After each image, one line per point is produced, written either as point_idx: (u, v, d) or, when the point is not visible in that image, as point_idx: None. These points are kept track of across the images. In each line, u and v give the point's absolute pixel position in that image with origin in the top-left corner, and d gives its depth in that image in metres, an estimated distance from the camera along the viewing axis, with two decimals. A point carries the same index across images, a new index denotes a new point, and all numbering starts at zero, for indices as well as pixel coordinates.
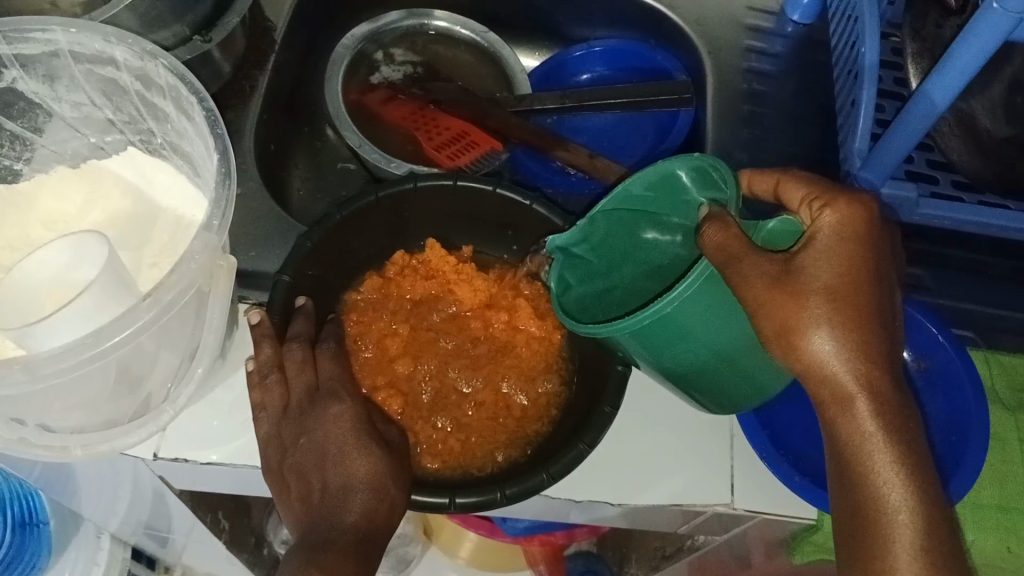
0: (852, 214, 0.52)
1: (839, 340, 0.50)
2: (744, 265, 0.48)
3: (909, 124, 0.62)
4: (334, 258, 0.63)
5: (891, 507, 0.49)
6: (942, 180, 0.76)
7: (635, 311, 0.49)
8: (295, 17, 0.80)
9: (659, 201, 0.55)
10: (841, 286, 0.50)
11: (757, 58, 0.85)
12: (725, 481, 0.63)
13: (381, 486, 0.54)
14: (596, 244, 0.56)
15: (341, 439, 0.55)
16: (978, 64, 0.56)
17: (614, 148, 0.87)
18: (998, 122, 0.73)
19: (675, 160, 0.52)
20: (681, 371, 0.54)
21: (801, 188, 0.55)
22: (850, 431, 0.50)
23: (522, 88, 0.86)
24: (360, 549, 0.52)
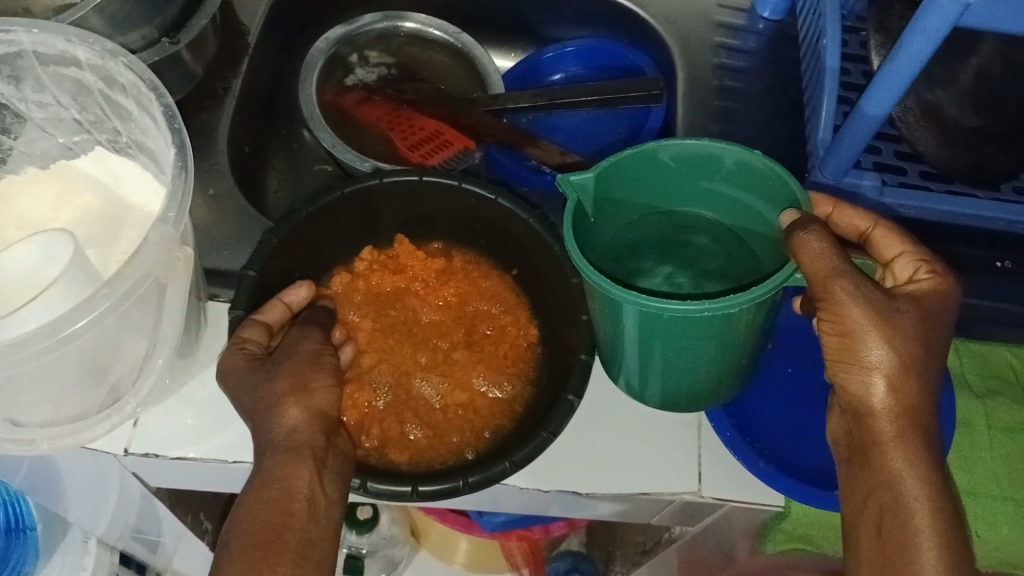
0: (948, 291, 0.56)
1: (906, 380, 0.52)
2: (845, 286, 0.50)
3: (866, 117, 0.63)
4: (303, 253, 0.63)
5: (921, 536, 0.51)
6: (911, 171, 0.77)
7: (698, 301, 0.48)
8: (269, 20, 0.82)
9: (683, 174, 0.57)
10: (927, 336, 0.53)
11: (728, 54, 0.86)
12: (694, 468, 0.63)
13: (284, 394, 0.53)
14: (604, 202, 0.57)
15: (237, 384, 0.55)
16: (928, 53, 0.56)
17: (589, 146, 0.87)
18: (965, 113, 0.72)
19: (722, 144, 0.53)
20: (673, 363, 0.56)
21: (903, 244, 0.59)
22: (885, 465, 0.53)
23: (496, 87, 0.86)
24: (299, 459, 0.52)
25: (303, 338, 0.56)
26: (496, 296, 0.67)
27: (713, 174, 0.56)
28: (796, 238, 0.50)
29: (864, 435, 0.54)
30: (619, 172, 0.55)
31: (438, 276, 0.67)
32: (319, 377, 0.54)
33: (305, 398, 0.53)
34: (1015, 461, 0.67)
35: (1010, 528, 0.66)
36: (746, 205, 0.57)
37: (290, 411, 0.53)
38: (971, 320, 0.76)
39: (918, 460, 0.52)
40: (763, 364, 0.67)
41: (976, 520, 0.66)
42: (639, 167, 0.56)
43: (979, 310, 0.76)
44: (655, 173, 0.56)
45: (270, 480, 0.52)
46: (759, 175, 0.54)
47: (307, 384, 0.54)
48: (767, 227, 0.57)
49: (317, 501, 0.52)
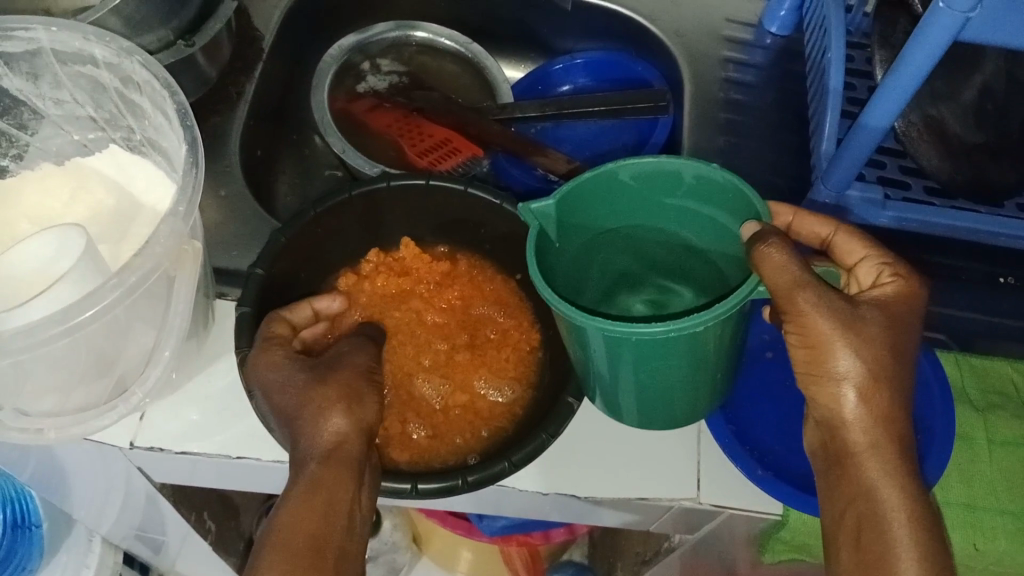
0: (914, 293, 0.57)
1: (876, 391, 0.52)
2: (807, 298, 0.50)
3: (866, 132, 0.63)
4: (308, 253, 0.64)
5: (901, 549, 0.52)
6: (915, 186, 0.77)
7: (658, 323, 0.48)
8: (283, 26, 0.83)
9: (642, 194, 0.57)
10: (897, 343, 0.53)
11: (736, 68, 0.87)
12: (692, 475, 0.64)
13: (338, 399, 0.54)
14: (567, 226, 0.56)
15: (276, 385, 0.55)
16: (931, 65, 0.57)
17: (595, 156, 0.89)
18: (969, 128, 0.75)
19: (682, 161, 0.53)
20: (650, 382, 0.55)
21: (865, 247, 0.60)
22: (861, 475, 0.53)
23: (504, 97, 0.88)
24: (338, 472, 0.52)
25: (348, 357, 0.57)
26: (500, 300, 0.68)
27: (672, 191, 0.56)
28: (760, 252, 0.49)
29: (837, 445, 0.54)
30: (579, 196, 0.55)
31: (443, 279, 0.68)
32: (365, 394, 0.55)
33: (352, 410, 0.54)
34: (1014, 474, 0.68)
35: (1008, 542, 0.66)
36: (708, 219, 0.57)
37: (336, 419, 0.53)
38: (972, 334, 0.77)
39: (893, 466, 0.53)
40: (763, 372, 0.67)
41: (974, 532, 0.66)
42: (598, 190, 0.55)
43: (981, 325, 0.77)
44: (612, 194, 0.56)
45: (313, 488, 0.51)
46: (718, 188, 0.54)
47: (360, 396, 0.55)
48: (733, 241, 0.57)
49: (355, 515, 0.52)
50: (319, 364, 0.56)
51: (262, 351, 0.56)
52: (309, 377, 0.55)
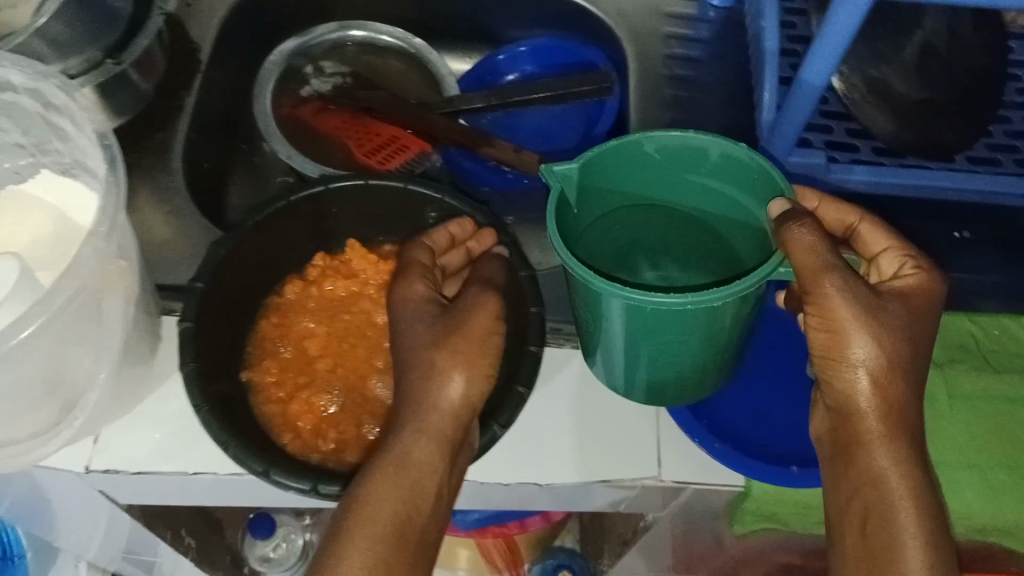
0: (934, 288, 0.57)
1: (889, 379, 0.53)
2: (836, 282, 0.51)
3: (804, 90, 0.63)
4: (254, 263, 0.63)
5: (909, 539, 0.51)
6: (863, 148, 0.77)
7: (675, 293, 0.49)
8: (221, 38, 0.83)
9: (669, 168, 0.57)
10: (916, 336, 0.54)
11: (681, 44, 0.88)
12: (652, 453, 0.64)
13: (467, 362, 0.55)
14: (589, 193, 0.57)
15: (410, 315, 0.58)
16: (853, 26, 0.57)
17: (547, 144, 0.89)
18: (913, 86, 0.75)
19: (711, 137, 0.54)
20: (664, 357, 0.56)
21: (888, 238, 0.60)
22: (870, 463, 0.53)
23: (450, 90, 0.87)
24: (438, 450, 0.53)
25: (479, 305, 0.56)
26: None
27: (697, 167, 0.56)
28: (787, 231, 0.50)
29: (848, 431, 0.54)
30: (602, 162, 0.55)
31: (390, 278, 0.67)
32: (487, 357, 0.55)
33: (472, 373, 0.55)
34: (976, 428, 0.68)
35: (972, 494, 0.67)
36: (731, 199, 0.57)
37: (451, 384, 0.54)
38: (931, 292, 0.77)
39: (902, 456, 0.53)
40: None
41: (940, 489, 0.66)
42: (623, 159, 0.56)
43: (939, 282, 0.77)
44: (637, 164, 0.56)
45: (406, 460, 0.53)
46: (743, 169, 0.55)
47: (473, 359, 0.55)
48: (750, 220, 0.58)
49: (439, 497, 0.54)
50: (449, 312, 0.57)
51: (404, 280, 0.59)
52: (440, 329, 0.56)
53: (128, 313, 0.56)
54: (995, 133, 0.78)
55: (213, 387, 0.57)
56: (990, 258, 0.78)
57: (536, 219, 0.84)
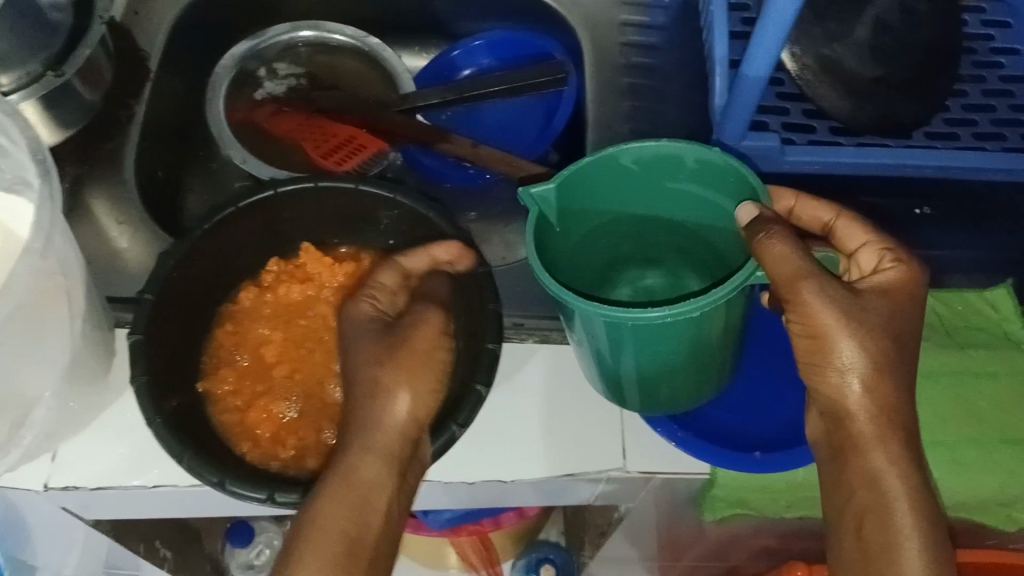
0: (914, 279, 0.57)
1: (878, 381, 0.54)
2: (811, 287, 0.52)
3: (749, 76, 0.63)
4: (207, 272, 0.63)
5: (904, 536, 0.54)
6: (820, 129, 0.75)
7: (655, 308, 0.49)
8: (170, 44, 0.82)
9: (647, 179, 0.58)
10: (899, 334, 0.55)
11: (637, 32, 0.87)
12: (617, 444, 0.64)
13: (413, 375, 0.54)
14: (570, 210, 0.58)
15: (356, 330, 0.57)
16: (792, 13, 0.57)
17: (507, 138, 0.88)
18: (866, 64, 0.75)
19: (683, 144, 0.54)
20: (652, 373, 0.56)
21: (867, 233, 0.60)
22: (865, 465, 0.55)
23: (406, 87, 0.86)
24: (391, 465, 0.54)
25: (426, 320, 0.56)
26: None
27: (674, 175, 0.57)
28: (760, 242, 0.51)
29: (841, 434, 0.56)
30: (579, 180, 0.56)
31: (347, 279, 0.66)
32: (433, 371, 0.55)
33: (415, 390, 0.54)
34: (940, 405, 0.68)
35: (939, 470, 0.67)
36: (709, 202, 0.58)
37: (396, 398, 0.54)
38: None
39: (894, 454, 0.54)
40: None
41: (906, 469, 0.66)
42: (600, 174, 0.57)
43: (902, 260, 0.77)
44: (615, 177, 0.57)
45: (352, 478, 0.53)
46: (720, 173, 0.55)
47: (416, 370, 0.54)
48: (731, 222, 0.58)
49: (391, 512, 0.54)
50: (395, 327, 0.56)
51: (353, 299, 0.58)
52: (385, 347, 0.55)
53: (72, 327, 0.55)
54: (951, 107, 0.78)
55: (168, 402, 0.57)
56: (952, 233, 0.78)
57: (498, 214, 0.84)
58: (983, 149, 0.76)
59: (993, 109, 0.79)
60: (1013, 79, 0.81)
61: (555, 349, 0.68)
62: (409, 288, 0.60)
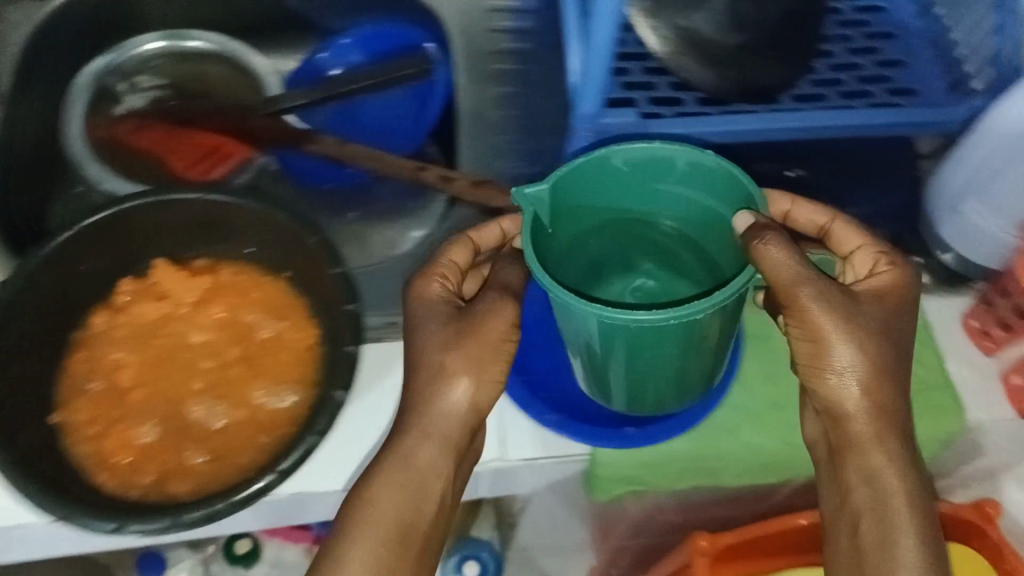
0: (907, 282, 0.58)
1: (874, 380, 0.54)
2: (807, 291, 0.52)
3: (596, 54, 0.62)
4: (50, 300, 0.60)
5: (908, 538, 0.53)
6: (686, 100, 0.75)
7: (658, 310, 0.48)
8: (19, 69, 0.80)
9: (634, 182, 0.57)
10: (895, 332, 0.56)
11: (511, 16, 0.87)
12: (494, 435, 0.63)
13: (478, 362, 0.55)
14: (561, 214, 0.56)
15: (425, 310, 0.58)
16: None
17: (386, 136, 0.84)
18: (727, 31, 0.72)
19: (676, 146, 0.54)
20: (647, 372, 0.56)
21: (858, 237, 0.61)
22: (864, 463, 0.55)
23: (271, 89, 0.84)
24: (453, 452, 0.56)
25: (498, 310, 0.56)
26: (269, 302, 0.63)
27: (663, 176, 0.57)
28: (758, 249, 0.51)
29: (839, 435, 0.56)
30: (570, 181, 0.55)
31: (205, 293, 0.64)
32: (497, 361, 0.56)
33: (479, 377, 0.56)
34: None
35: None
36: (698, 205, 0.58)
37: (459, 387, 0.55)
38: None
39: (890, 456, 0.54)
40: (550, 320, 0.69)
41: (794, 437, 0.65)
42: (590, 175, 0.56)
43: None
44: (604, 180, 0.57)
45: (408, 464, 0.55)
46: (712, 176, 0.56)
47: (482, 361, 0.56)
48: (721, 225, 0.58)
49: (447, 499, 0.56)
50: (467, 311, 0.57)
51: (423, 278, 0.60)
52: (453, 330, 0.56)
53: None
54: (819, 68, 0.78)
55: (18, 438, 0.55)
56: (827, 193, 0.78)
57: (379, 212, 0.80)
58: (850, 107, 0.76)
59: (859, 67, 0.79)
60: (878, 36, 0.81)
61: None
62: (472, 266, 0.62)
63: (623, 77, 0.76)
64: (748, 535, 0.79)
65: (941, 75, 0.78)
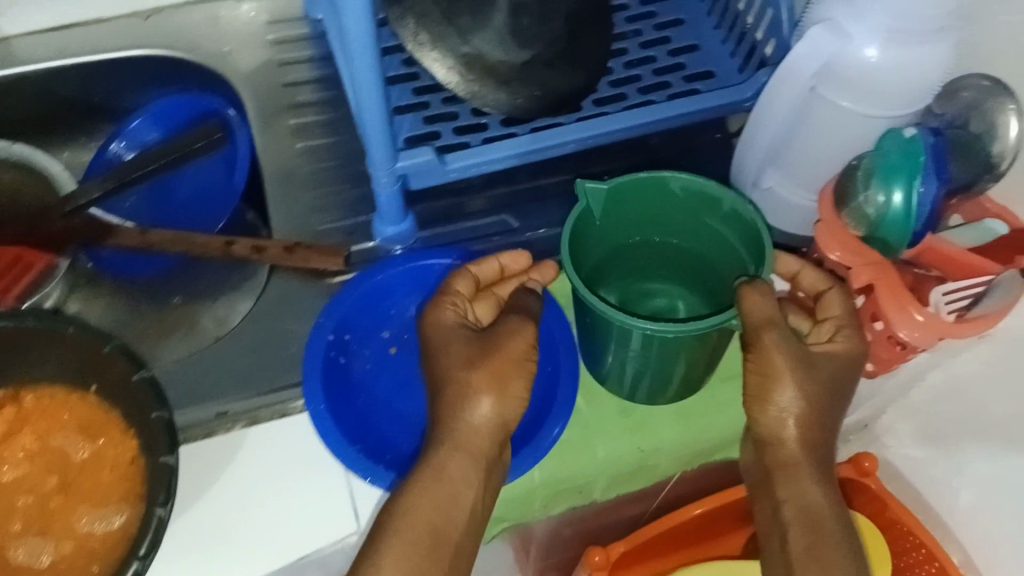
0: (854, 360, 0.56)
1: (810, 418, 0.54)
2: (774, 337, 0.53)
3: (370, 114, 0.58)
4: None
5: (839, 550, 0.53)
6: (490, 124, 0.74)
7: (656, 321, 0.52)
8: None
9: (687, 210, 0.62)
10: (840, 386, 0.56)
11: (307, 67, 0.84)
12: (348, 506, 0.60)
13: (500, 382, 0.54)
14: (611, 215, 0.62)
15: (443, 336, 0.57)
16: (369, 37, 0.52)
17: (201, 211, 0.82)
18: (512, 50, 0.72)
19: (722, 190, 0.58)
20: (646, 373, 0.59)
21: (836, 306, 0.57)
22: (796, 483, 0.55)
23: (65, 186, 0.80)
24: (490, 463, 0.55)
25: (517, 332, 0.55)
26: (86, 421, 0.60)
27: (710, 213, 0.61)
28: (744, 288, 0.53)
29: (771, 457, 0.56)
30: (628, 191, 0.61)
31: (12, 425, 0.61)
32: (520, 380, 0.55)
33: (504, 393, 0.54)
34: None
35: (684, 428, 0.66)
36: (728, 245, 0.62)
37: (483, 402, 0.54)
38: None
39: (817, 481, 0.55)
40: (387, 372, 0.66)
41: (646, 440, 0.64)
42: (648, 191, 0.61)
43: None
44: (661, 198, 0.62)
45: (441, 476, 0.53)
46: (744, 226, 0.59)
47: (505, 379, 0.54)
48: (739, 267, 0.62)
49: (477, 510, 0.54)
50: (489, 332, 0.56)
51: (436, 304, 0.58)
52: (475, 348, 0.55)
53: None
54: (614, 68, 0.78)
55: None
56: None
57: (205, 290, 0.76)
58: (652, 101, 0.75)
59: (653, 60, 0.78)
60: (666, 25, 0.81)
61: (262, 430, 0.62)
62: (478, 293, 0.61)
63: (425, 112, 0.75)
64: (633, 543, 0.77)
65: (732, 55, 0.78)
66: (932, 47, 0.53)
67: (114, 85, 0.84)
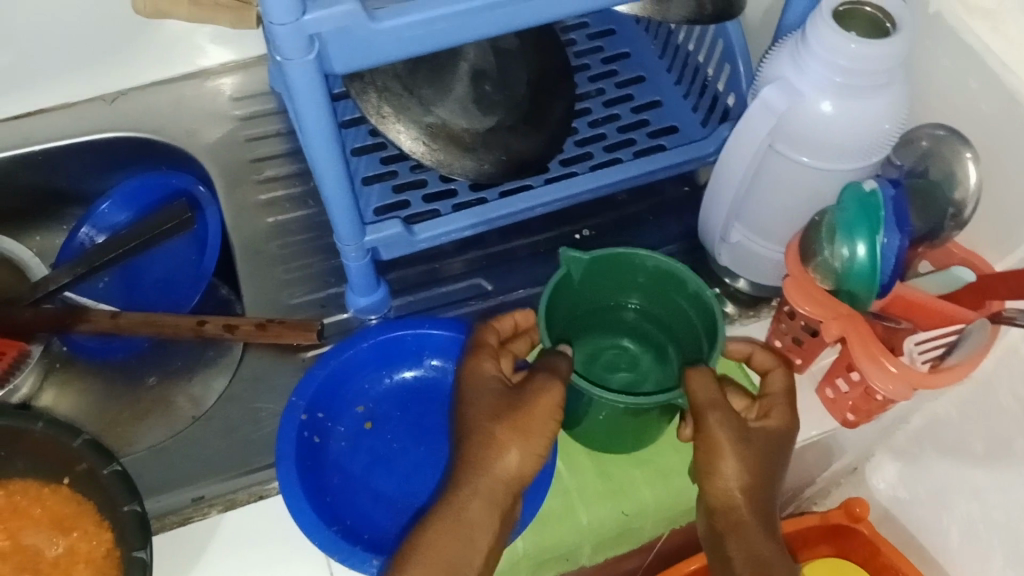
0: (786, 438, 0.56)
1: (756, 488, 0.54)
2: (716, 416, 0.53)
3: (332, 193, 0.58)
4: None
5: None
6: (460, 189, 0.75)
7: (615, 394, 0.54)
8: None
9: (657, 285, 0.62)
10: (780, 460, 0.56)
11: (274, 141, 0.84)
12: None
13: (526, 435, 0.53)
14: (587, 280, 0.62)
15: (476, 388, 0.55)
16: (326, 117, 0.52)
17: (171, 291, 0.82)
18: (474, 117, 0.72)
19: (690, 276, 0.58)
20: (606, 432, 0.61)
21: (778, 383, 0.59)
22: (747, 544, 0.54)
23: (36, 272, 0.80)
24: (505, 514, 0.53)
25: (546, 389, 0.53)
26: (59, 513, 0.59)
27: (677, 293, 0.61)
28: (687, 370, 0.54)
29: (720, 521, 0.54)
30: (608, 262, 0.61)
31: None
32: (547, 435, 0.53)
33: (528, 447, 0.53)
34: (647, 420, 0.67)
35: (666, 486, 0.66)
36: (689, 324, 0.62)
37: (510, 454, 0.52)
38: None
39: (767, 540, 0.54)
40: (363, 447, 0.66)
41: (625, 500, 0.63)
42: (624, 264, 0.61)
43: None
44: (634, 272, 0.62)
45: (459, 519, 0.52)
46: (705, 310, 0.59)
47: (529, 430, 0.53)
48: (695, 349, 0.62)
49: (490, 561, 0.53)
50: (522, 385, 0.54)
51: (476, 357, 0.57)
52: (505, 401, 0.54)
53: None
54: (578, 128, 0.79)
55: None
56: (619, 242, 0.78)
57: (180, 370, 0.76)
58: (617, 160, 0.76)
59: (617, 118, 0.79)
60: (628, 83, 0.82)
61: (239, 511, 0.62)
62: (505, 348, 0.60)
63: (392, 180, 0.75)
64: None
65: (694, 110, 0.79)
66: (880, 101, 0.53)
67: (82, 168, 0.84)
